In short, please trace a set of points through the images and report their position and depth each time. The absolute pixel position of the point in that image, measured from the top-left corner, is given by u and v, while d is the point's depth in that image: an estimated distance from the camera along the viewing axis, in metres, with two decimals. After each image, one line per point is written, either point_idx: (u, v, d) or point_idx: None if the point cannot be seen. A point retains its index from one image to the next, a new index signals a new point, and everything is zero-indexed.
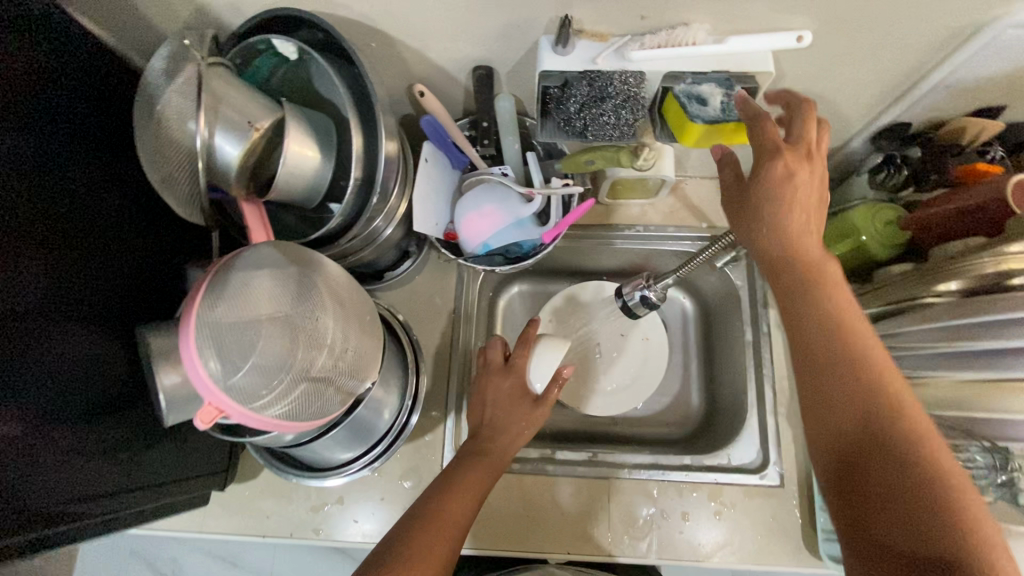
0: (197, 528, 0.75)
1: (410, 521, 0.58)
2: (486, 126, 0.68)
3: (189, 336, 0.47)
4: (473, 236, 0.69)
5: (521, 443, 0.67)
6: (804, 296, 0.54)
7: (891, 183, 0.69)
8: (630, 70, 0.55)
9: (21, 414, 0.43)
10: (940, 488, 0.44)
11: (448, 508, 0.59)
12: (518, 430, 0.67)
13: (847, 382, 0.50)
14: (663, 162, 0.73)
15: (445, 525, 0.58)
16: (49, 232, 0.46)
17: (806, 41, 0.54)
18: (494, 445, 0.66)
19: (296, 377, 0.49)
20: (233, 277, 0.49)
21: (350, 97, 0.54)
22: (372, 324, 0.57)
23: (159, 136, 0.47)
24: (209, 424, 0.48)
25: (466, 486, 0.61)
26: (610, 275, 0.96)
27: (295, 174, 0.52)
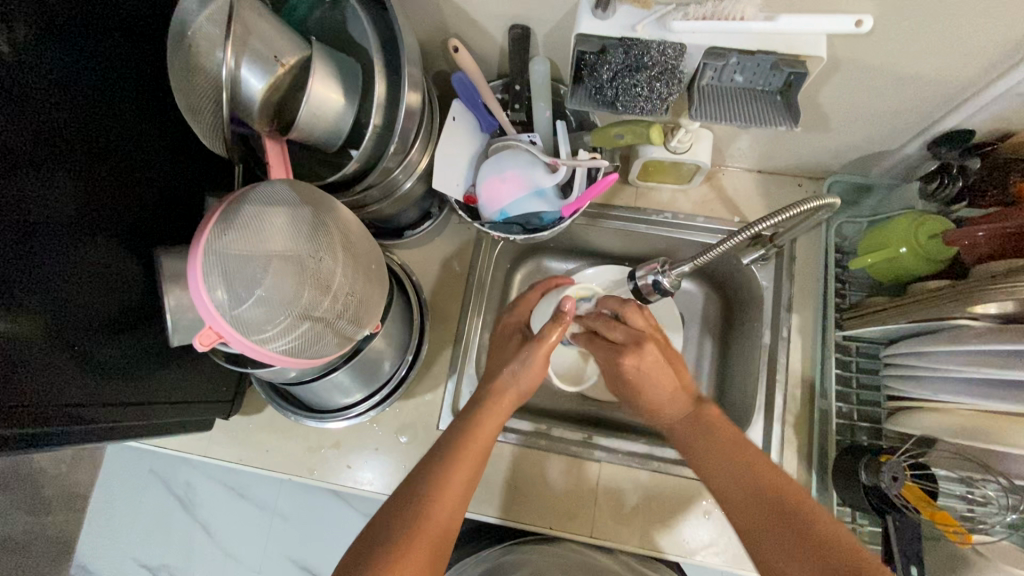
0: (201, 453, 0.78)
1: (413, 486, 0.58)
2: (519, 90, 0.67)
3: (197, 262, 0.47)
4: (492, 200, 0.68)
5: (533, 379, 0.69)
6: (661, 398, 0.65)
7: (942, 195, 0.65)
8: (671, 40, 0.52)
9: (33, 315, 0.45)
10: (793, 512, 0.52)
11: (455, 477, 0.59)
12: (522, 367, 0.69)
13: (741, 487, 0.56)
14: (698, 146, 0.70)
15: (452, 494, 0.58)
16: (72, 147, 0.48)
17: (865, 26, 0.50)
18: (499, 405, 0.67)
19: (298, 316, 0.50)
20: (246, 209, 0.49)
21: (379, 41, 0.53)
22: (378, 274, 0.58)
23: (190, 63, 0.48)
24: (208, 347, 0.49)
25: (472, 451, 0.61)
26: (633, 260, 0.93)
27: (317, 115, 0.52)
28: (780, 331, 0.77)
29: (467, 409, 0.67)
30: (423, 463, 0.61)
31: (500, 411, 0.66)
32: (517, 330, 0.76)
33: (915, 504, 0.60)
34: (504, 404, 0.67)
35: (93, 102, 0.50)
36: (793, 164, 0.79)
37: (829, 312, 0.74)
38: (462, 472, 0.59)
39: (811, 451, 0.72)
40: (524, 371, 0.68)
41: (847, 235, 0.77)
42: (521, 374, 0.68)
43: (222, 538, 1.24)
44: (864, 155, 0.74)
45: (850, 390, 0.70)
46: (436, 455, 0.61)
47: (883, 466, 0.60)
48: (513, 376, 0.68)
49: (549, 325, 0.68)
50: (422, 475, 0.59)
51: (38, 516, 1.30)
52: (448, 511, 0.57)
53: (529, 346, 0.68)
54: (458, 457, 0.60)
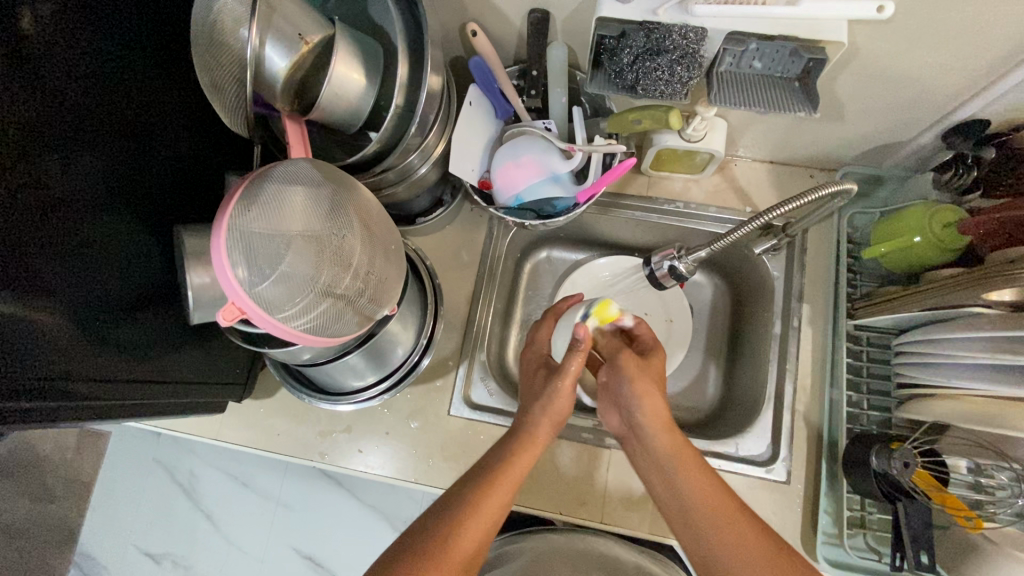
0: (212, 436, 0.79)
1: (441, 514, 0.58)
2: (536, 75, 0.67)
3: (220, 238, 0.47)
4: (508, 186, 0.68)
5: (564, 411, 0.67)
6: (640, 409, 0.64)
7: (957, 184, 0.65)
8: (692, 24, 0.52)
9: (56, 290, 0.46)
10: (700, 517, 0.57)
11: (486, 508, 0.58)
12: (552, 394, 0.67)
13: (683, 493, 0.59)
14: (712, 135, 0.70)
15: (478, 524, 0.57)
16: (97, 125, 0.48)
17: (886, 13, 0.49)
18: (537, 441, 0.65)
19: (319, 295, 0.50)
20: (268, 187, 0.49)
21: (401, 23, 0.53)
22: (396, 255, 0.58)
23: (213, 40, 0.48)
24: (231, 322, 0.49)
25: (506, 485, 0.60)
26: (643, 250, 0.93)
27: (338, 95, 0.52)
28: (790, 322, 0.77)
29: (505, 439, 0.65)
30: (456, 487, 0.61)
31: (534, 446, 0.65)
32: (540, 362, 0.73)
33: (926, 489, 0.62)
34: (540, 438, 0.66)
35: (118, 81, 0.50)
36: (806, 155, 0.80)
37: (840, 302, 0.74)
38: (494, 503, 0.59)
39: (820, 440, 0.73)
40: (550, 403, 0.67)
41: (858, 226, 0.78)
42: (551, 406, 0.67)
43: (226, 526, 1.24)
44: (877, 146, 0.75)
45: (860, 379, 0.71)
46: (470, 482, 0.61)
47: (895, 453, 0.61)
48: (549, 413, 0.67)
49: (569, 355, 0.67)
50: (453, 502, 0.59)
51: (41, 503, 1.30)
52: (476, 540, 0.57)
53: (561, 378, 0.67)
54: (492, 487, 0.60)
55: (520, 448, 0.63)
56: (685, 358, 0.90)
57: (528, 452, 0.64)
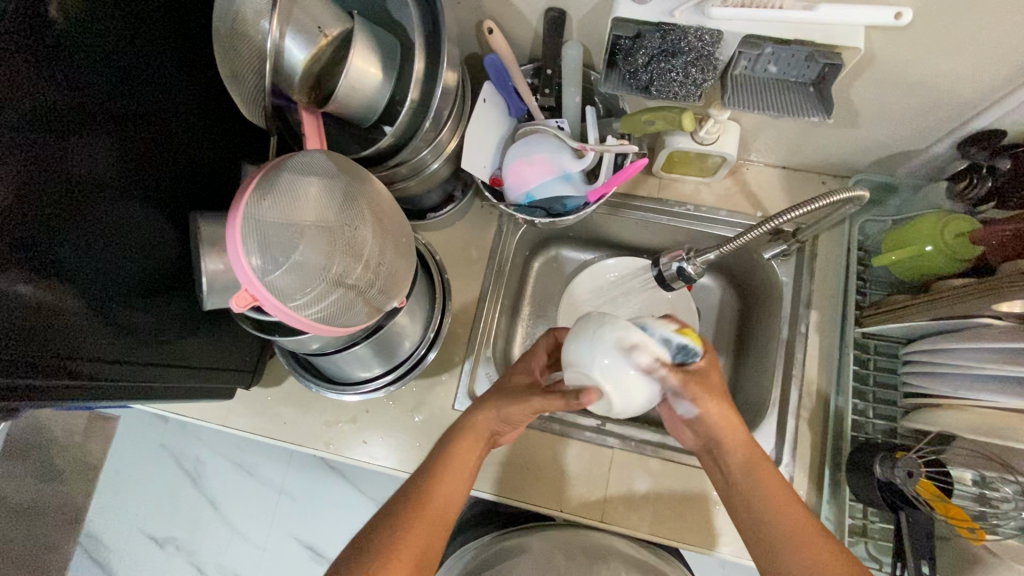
0: (220, 422, 0.80)
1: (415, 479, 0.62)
2: (550, 74, 0.67)
3: (235, 227, 0.48)
4: (519, 182, 0.69)
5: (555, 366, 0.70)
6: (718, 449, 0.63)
7: (970, 195, 0.65)
8: (708, 27, 0.52)
9: (69, 270, 0.46)
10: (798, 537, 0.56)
11: (451, 469, 0.62)
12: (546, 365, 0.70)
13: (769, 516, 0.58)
14: (725, 138, 0.70)
15: (446, 484, 0.62)
16: (117, 112, 0.49)
17: (904, 19, 0.50)
18: (474, 432, 0.65)
19: (330, 284, 0.51)
20: (282, 176, 0.50)
21: (419, 19, 0.53)
22: (407, 247, 0.58)
23: (234, 30, 0.49)
24: (244, 308, 0.50)
25: (448, 480, 0.62)
26: (651, 252, 0.94)
27: (355, 89, 0.53)
28: (797, 327, 0.77)
29: (443, 436, 0.66)
30: (405, 486, 0.63)
31: (473, 436, 0.65)
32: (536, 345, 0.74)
33: (928, 498, 0.60)
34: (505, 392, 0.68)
35: (137, 69, 0.51)
36: (818, 160, 0.79)
37: (849, 310, 0.74)
38: (439, 499, 0.61)
39: (825, 448, 0.72)
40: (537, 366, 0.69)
41: (869, 233, 0.77)
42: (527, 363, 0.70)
43: (229, 514, 1.26)
44: (892, 153, 0.74)
45: (866, 387, 0.71)
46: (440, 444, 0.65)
47: (899, 462, 0.61)
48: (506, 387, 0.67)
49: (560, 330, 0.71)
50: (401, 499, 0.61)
51: (49, 484, 1.31)
52: (447, 499, 0.61)
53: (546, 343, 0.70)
54: (437, 483, 0.61)
55: (457, 442, 0.64)
56: None
57: (466, 442, 0.64)
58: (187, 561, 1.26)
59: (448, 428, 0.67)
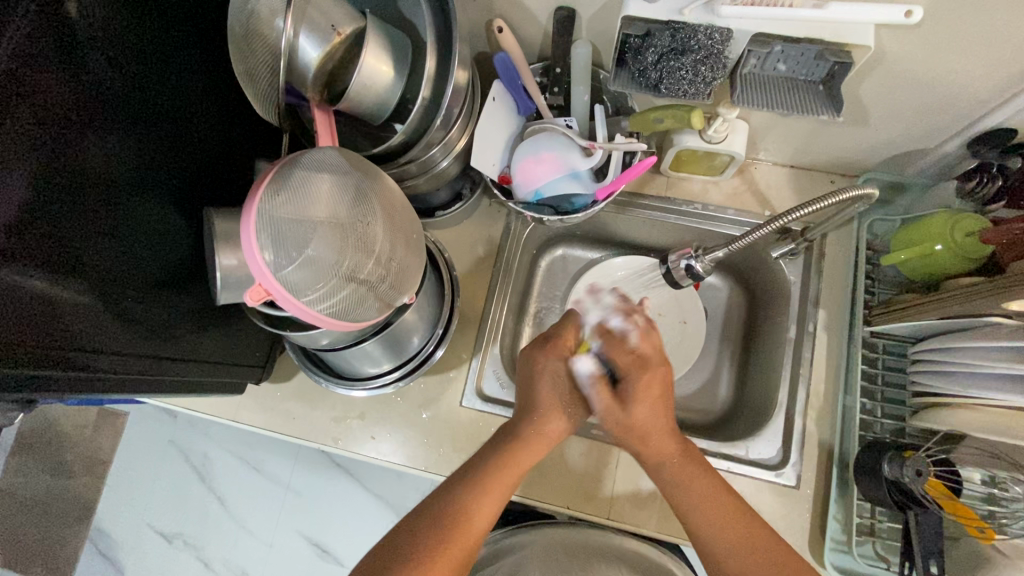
0: (230, 417, 0.81)
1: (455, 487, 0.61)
2: (559, 72, 0.68)
3: (249, 223, 0.49)
4: (527, 180, 0.69)
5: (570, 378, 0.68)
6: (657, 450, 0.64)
7: (980, 193, 0.65)
8: (718, 25, 0.52)
9: (86, 264, 0.47)
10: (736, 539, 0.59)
11: (499, 482, 0.61)
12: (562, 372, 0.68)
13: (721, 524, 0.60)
14: (734, 137, 0.70)
15: (492, 498, 0.60)
16: (133, 109, 0.50)
17: (915, 17, 0.49)
18: (535, 443, 0.64)
19: (342, 280, 0.52)
20: (295, 172, 0.51)
21: (430, 17, 0.54)
22: (417, 244, 0.59)
23: (249, 29, 0.50)
24: (259, 301, 0.52)
25: (497, 489, 0.61)
26: (658, 251, 0.94)
27: (367, 86, 0.53)
28: (805, 326, 0.77)
29: (499, 438, 0.65)
30: (455, 479, 0.62)
31: (535, 446, 0.64)
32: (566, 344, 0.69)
33: (937, 496, 0.61)
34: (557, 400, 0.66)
35: (153, 67, 0.51)
36: (826, 159, 0.79)
37: (857, 309, 0.74)
38: (492, 504, 0.60)
39: (833, 447, 0.72)
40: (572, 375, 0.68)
41: (878, 233, 0.77)
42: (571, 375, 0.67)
43: (237, 509, 1.27)
44: (901, 152, 0.74)
45: (875, 386, 0.71)
46: (487, 453, 0.63)
47: (908, 461, 0.61)
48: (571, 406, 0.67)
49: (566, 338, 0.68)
50: (451, 492, 0.60)
51: (60, 479, 1.33)
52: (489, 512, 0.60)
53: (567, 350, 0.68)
54: (491, 488, 0.61)
55: (518, 450, 0.63)
56: (697, 361, 0.90)
57: (528, 452, 0.63)
58: (195, 556, 1.27)
59: (505, 430, 0.65)
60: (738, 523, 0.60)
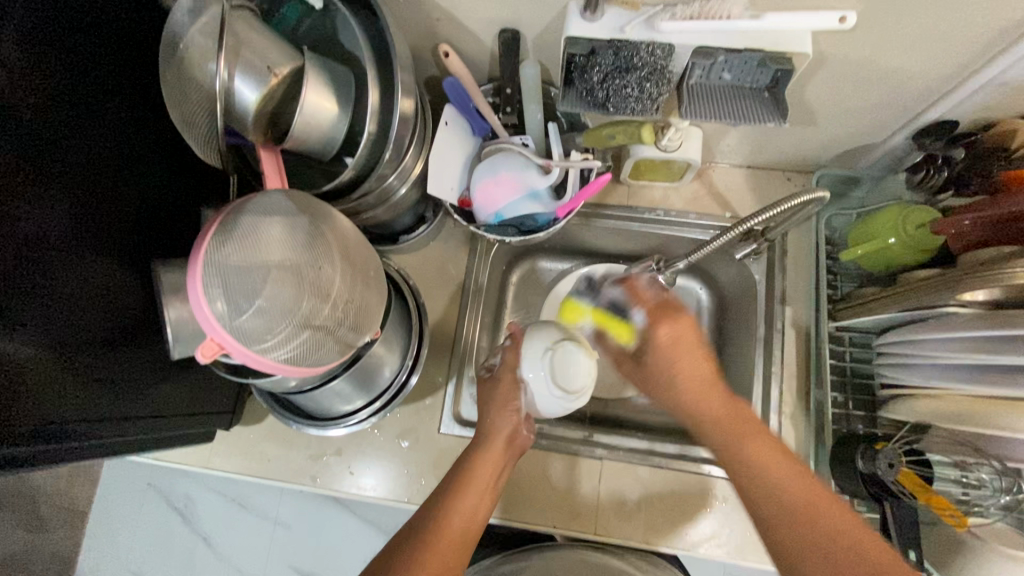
0: (202, 465, 0.79)
1: (433, 499, 0.62)
2: (509, 93, 0.67)
3: (196, 277, 0.48)
4: (487, 203, 0.68)
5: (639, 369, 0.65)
6: (752, 471, 0.53)
7: (930, 184, 0.66)
8: (659, 41, 0.53)
9: (33, 332, 0.45)
10: (827, 523, 0.49)
11: (470, 486, 0.62)
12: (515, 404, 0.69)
13: (800, 528, 0.49)
14: (688, 144, 0.70)
15: (465, 504, 0.61)
16: (68, 166, 0.48)
17: (848, 22, 0.51)
18: (490, 456, 0.65)
19: (298, 325, 0.51)
20: (243, 219, 0.50)
21: (366, 47, 0.53)
22: (376, 280, 0.58)
23: (184, 77, 0.48)
24: (209, 359, 0.50)
25: (469, 493, 0.62)
26: (627, 258, 0.94)
27: (311, 124, 0.52)
28: (774, 324, 0.78)
29: (469, 446, 0.67)
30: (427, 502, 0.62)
31: (497, 449, 0.66)
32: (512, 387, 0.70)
33: (912, 487, 0.61)
34: (507, 399, 0.69)
35: (86, 117, 0.49)
36: (782, 158, 0.80)
37: (822, 305, 0.75)
38: (459, 513, 0.60)
39: (807, 442, 0.74)
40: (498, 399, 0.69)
41: (836, 227, 0.78)
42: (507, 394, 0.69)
43: (225, 550, 1.23)
44: (852, 147, 0.75)
45: (844, 379, 0.72)
46: (459, 463, 0.65)
47: (879, 454, 0.63)
48: (507, 426, 0.67)
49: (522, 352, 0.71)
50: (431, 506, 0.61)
51: (36, 534, 1.28)
52: (467, 520, 0.60)
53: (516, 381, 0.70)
54: (457, 498, 0.61)
55: (477, 461, 0.64)
56: (673, 364, 0.90)
57: (490, 454, 0.65)
58: None
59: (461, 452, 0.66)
60: (778, 464, 0.53)
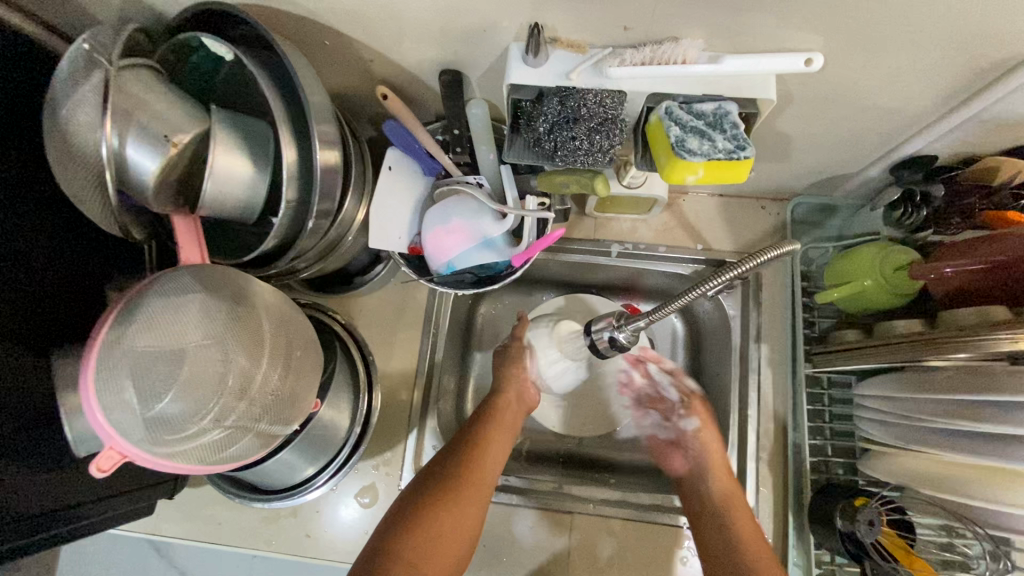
0: (149, 531, 0.74)
1: (453, 450, 0.66)
2: (458, 134, 0.61)
3: (89, 374, 0.43)
4: (437, 252, 0.63)
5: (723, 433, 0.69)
6: None
7: (908, 222, 0.61)
8: (608, 88, 0.48)
9: None
10: None
11: (486, 445, 0.67)
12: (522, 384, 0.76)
13: None
14: (653, 180, 0.66)
15: (483, 459, 0.65)
16: None
17: (814, 65, 0.45)
18: (504, 414, 0.72)
19: (213, 421, 0.46)
20: (147, 305, 0.45)
21: (282, 100, 0.47)
22: (308, 358, 0.53)
23: (69, 149, 0.42)
24: (106, 471, 0.43)
25: (485, 451, 0.66)
26: (598, 289, 0.89)
27: (223, 190, 0.47)
28: (749, 364, 0.74)
29: (482, 411, 0.71)
30: (443, 454, 0.66)
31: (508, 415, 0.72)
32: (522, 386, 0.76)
33: (893, 548, 0.58)
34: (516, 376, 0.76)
35: None
36: (755, 187, 0.76)
37: (798, 345, 0.71)
38: (480, 468, 0.64)
39: (785, 489, 0.70)
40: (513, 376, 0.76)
41: (813, 259, 0.74)
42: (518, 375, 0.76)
43: None
44: (825, 177, 0.71)
45: (822, 424, 0.68)
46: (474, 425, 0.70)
47: (859, 513, 0.58)
48: (515, 390, 0.75)
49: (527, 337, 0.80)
50: (449, 458, 0.65)
51: None
52: (485, 474, 0.64)
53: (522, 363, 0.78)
54: (476, 453, 0.65)
55: (490, 424, 0.70)
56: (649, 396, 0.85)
57: (503, 421, 0.71)
58: None
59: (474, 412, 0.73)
60: None
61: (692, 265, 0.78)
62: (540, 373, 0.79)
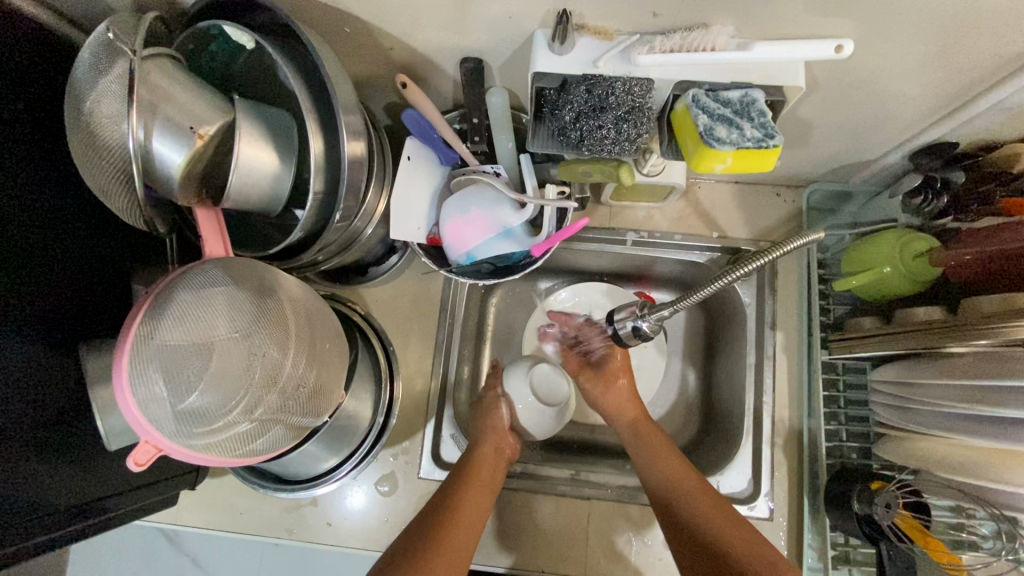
0: (171, 520, 0.75)
1: (426, 518, 0.61)
2: (478, 122, 0.61)
3: (122, 368, 0.42)
4: (458, 243, 0.63)
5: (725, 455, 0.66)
6: None
7: (928, 210, 0.61)
8: (636, 76, 0.48)
9: None
10: None
11: (462, 510, 0.62)
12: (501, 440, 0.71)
13: None
14: (671, 168, 0.65)
15: (459, 528, 0.60)
16: None
17: (845, 51, 0.45)
18: (482, 470, 0.67)
19: (242, 414, 0.46)
20: (179, 296, 0.45)
21: (306, 91, 0.46)
22: (333, 352, 0.53)
23: (91, 142, 0.41)
24: (142, 464, 0.44)
25: (461, 516, 0.62)
26: (612, 277, 0.89)
27: (248, 183, 0.46)
28: (765, 351, 0.75)
29: (454, 474, 0.67)
30: (414, 526, 0.61)
31: (487, 473, 0.67)
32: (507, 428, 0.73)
33: (910, 532, 0.59)
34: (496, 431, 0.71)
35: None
36: (771, 174, 0.76)
37: (815, 332, 0.72)
38: (454, 538, 0.59)
39: (800, 473, 0.71)
40: (490, 431, 0.71)
41: (829, 246, 0.75)
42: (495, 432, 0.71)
43: None
44: (843, 165, 0.71)
45: (837, 409, 0.69)
46: (449, 487, 0.65)
47: (877, 497, 0.59)
48: (493, 442, 0.70)
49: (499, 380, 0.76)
50: (423, 525, 0.60)
51: None
52: (460, 543, 0.59)
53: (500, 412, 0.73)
54: (451, 521, 0.61)
55: (467, 485, 0.65)
56: (662, 382, 0.85)
57: (480, 481, 0.66)
58: None
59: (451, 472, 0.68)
60: None
61: (707, 252, 0.78)
62: (516, 424, 0.73)
